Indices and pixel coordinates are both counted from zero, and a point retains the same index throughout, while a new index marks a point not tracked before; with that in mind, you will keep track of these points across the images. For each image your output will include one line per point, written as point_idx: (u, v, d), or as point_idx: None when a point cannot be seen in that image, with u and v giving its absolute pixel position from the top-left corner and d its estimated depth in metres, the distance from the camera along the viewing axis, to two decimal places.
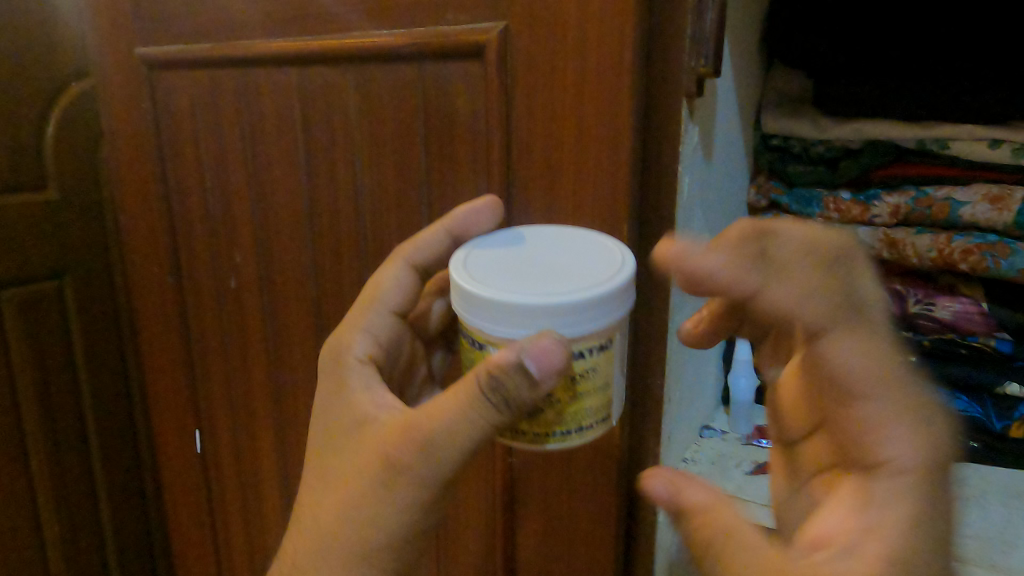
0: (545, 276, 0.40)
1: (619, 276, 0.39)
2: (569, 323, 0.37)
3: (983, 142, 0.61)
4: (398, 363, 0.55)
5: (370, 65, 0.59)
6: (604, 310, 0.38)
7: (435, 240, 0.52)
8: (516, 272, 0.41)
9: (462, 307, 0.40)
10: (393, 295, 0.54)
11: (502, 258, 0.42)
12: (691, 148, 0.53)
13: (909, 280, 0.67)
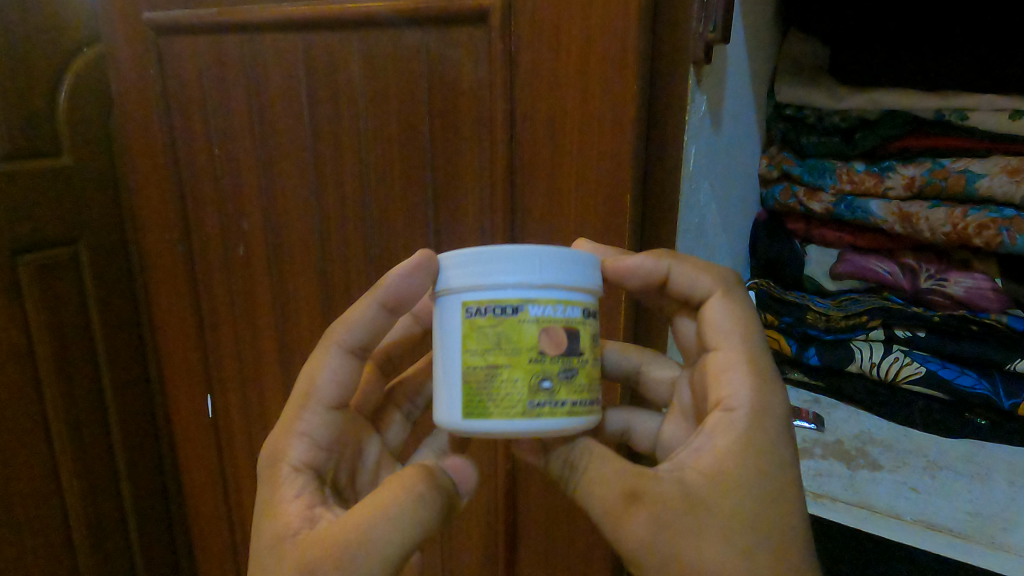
0: None
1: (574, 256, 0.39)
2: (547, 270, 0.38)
3: (1004, 114, 0.59)
4: (341, 466, 0.49)
5: (372, 30, 0.59)
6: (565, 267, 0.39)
7: (367, 313, 0.46)
8: None
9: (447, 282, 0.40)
10: (328, 388, 0.47)
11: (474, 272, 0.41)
12: (698, 117, 0.52)
13: (923, 255, 0.66)
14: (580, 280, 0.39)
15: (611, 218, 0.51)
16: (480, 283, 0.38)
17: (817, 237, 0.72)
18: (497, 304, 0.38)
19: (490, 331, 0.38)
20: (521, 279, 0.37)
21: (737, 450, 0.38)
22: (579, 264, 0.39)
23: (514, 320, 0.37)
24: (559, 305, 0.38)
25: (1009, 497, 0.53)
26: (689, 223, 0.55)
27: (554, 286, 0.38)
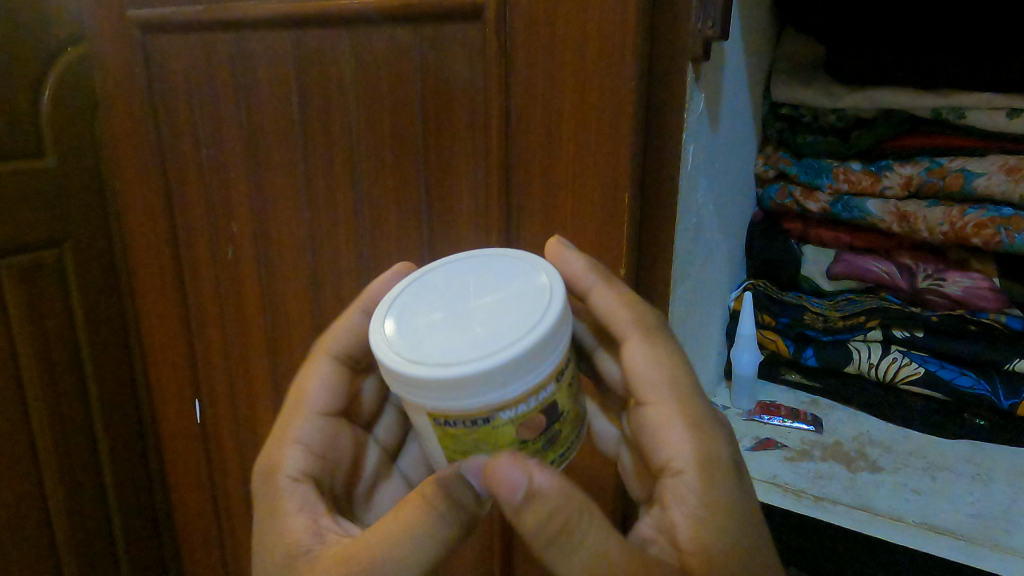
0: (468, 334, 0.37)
1: (537, 340, 0.36)
2: (509, 383, 0.35)
3: (1002, 112, 0.58)
4: (339, 473, 0.50)
5: (364, 27, 0.57)
6: (527, 366, 0.35)
7: (352, 322, 0.50)
8: (446, 332, 0.38)
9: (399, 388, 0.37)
10: (321, 395, 0.49)
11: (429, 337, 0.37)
12: (697, 115, 0.51)
13: (921, 255, 0.65)
14: (539, 374, 0.36)
15: (610, 218, 0.50)
16: (438, 409, 0.36)
17: (814, 237, 0.70)
18: (462, 420, 0.36)
19: (470, 439, 0.37)
20: (476, 400, 0.35)
21: (707, 523, 0.38)
22: (530, 363, 0.35)
23: (488, 427, 0.36)
24: (532, 397, 0.36)
25: (1011, 498, 0.52)
26: (687, 223, 0.54)
27: (513, 394, 0.35)
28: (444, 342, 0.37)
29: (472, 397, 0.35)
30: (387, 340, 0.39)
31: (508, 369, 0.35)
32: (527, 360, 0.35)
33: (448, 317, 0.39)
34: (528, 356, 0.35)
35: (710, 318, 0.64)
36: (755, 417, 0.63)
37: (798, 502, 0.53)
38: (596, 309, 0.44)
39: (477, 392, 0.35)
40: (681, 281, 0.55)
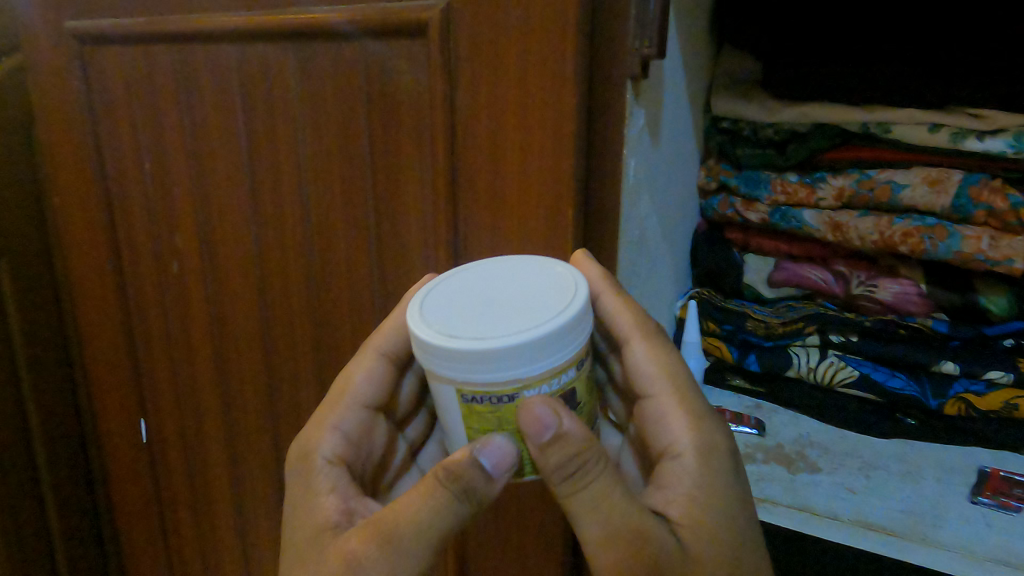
0: (498, 314, 0.38)
1: (566, 325, 0.36)
2: (536, 362, 0.36)
3: (924, 127, 0.61)
4: (370, 462, 0.51)
5: (309, 41, 0.57)
6: (554, 348, 0.36)
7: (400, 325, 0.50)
8: (474, 313, 0.38)
9: (428, 360, 0.38)
10: (365, 389, 0.50)
11: (459, 315, 0.38)
12: (638, 129, 0.52)
13: (854, 262, 0.67)
14: (562, 356, 0.37)
15: (554, 230, 0.51)
16: (468, 384, 0.36)
17: (754, 246, 0.73)
18: (489, 397, 0.37)
19: (493, 416, 0.38)
20: (503, 378, 0.36)
21: (700, 500, 0.41)
22: (556, 345, 0.36)
23: (512, 405, 0.37)
24: (555, 380, 0.37)
25: (938, 494, 0.55)
26: (631, 236, 0.56)
27: (540, 372, 0.36)
28: (476, 320, 0.37)
29: (500, 372, 0.35)
30: (421, 318, 0.39)
31: (538, 345, 0.35)
32: (555, 342, 0.36)
33: (477, 304, 0.39)
34: (556, 338, 0.36)
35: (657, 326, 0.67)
36: None
37: None
38: (601, 308, 0.46)
39: (505, 367, 0.35)
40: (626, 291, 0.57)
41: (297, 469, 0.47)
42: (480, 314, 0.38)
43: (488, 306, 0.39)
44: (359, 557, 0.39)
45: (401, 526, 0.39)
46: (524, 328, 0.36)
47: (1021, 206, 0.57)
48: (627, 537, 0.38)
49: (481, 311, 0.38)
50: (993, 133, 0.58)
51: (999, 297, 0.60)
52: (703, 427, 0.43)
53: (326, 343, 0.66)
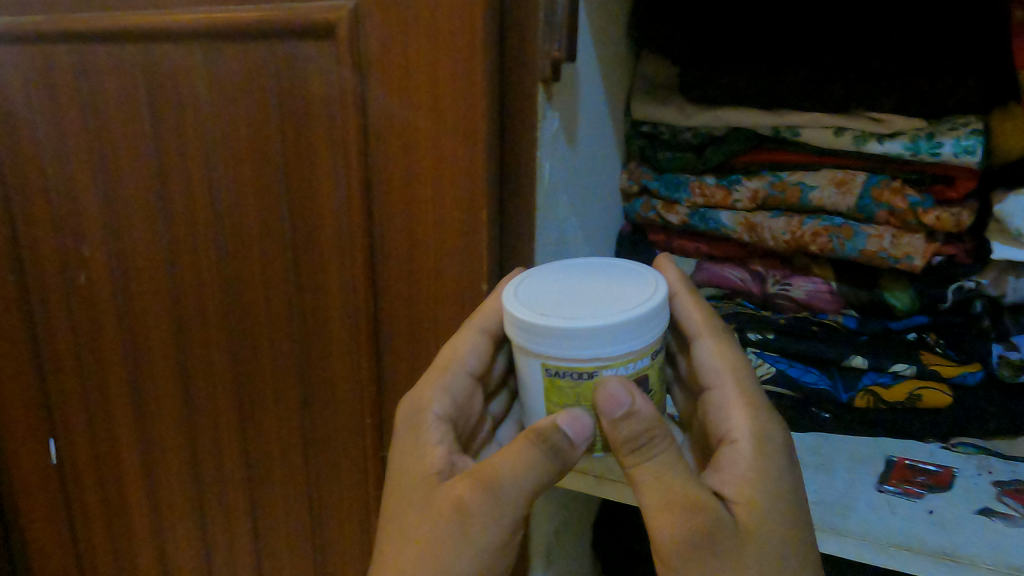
0: (586, 301, 0.41)
1: (651, 313, 0.39)
2: (619, 344, 0.39)
3: (829, 131, 0.63)
4: (468, 426, 0.50)
5: (217, 41, 0.56)
6: (635, 333, 0.39)
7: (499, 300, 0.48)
8: (559, 299, 0.41)
9: (515, 337, 0.40)
10: (471, 358, 0.48)
11: (547, 300, 0.41)
12: (552, 132, 0.53)
13: (770, 262, 0.70)
14: (642, 342, 0.39)
15: (469, 233, 0.50)
16: (552, 357, 0.40)
17: (676, 247, 0.74)
18: (573, 372, 0.40)
19: (572, 392, 0.41)
20: (589, 357, 0.39)
21: (754, 481, 0.40)
22: (637, 331, 0.39)
23: (591, 382, 0.40)
24: (634, 362, 0.40)
25: (848, 483, 0.57)
26: (549, 238, 0.56)
27: (621, 353, 0.39)
28: (563, 302, 0.40)
29: (585, 350, 0.38)
30: (513, 299, 0.42)
31: (622, 329, 0.38)
32: (640, 326, 0.39)
33: (566, 292, 0.42)
34: (639, 324, 0.39)
35: None
36: None
37: None
38: (676, 307, 0.49)
39: (591, 346, 0.38)
40: None
41: (406, 418, 0.47)
42: (565, 298, 0.41)
43: (575, 292, 0.42)
44: (471, 508, 0.40)
45: (498, 469, 0.40)
46: (611, 313, 0.39)
47: (918, 206, 0.59)
48: (680, 511, 0.38)
49: (566, 298, 0.41)
50: (892, 136, 0.61)
51: (901, 292, 0.62)
52: (767, 423, 0.43)
53: (243, 352, 0.64)
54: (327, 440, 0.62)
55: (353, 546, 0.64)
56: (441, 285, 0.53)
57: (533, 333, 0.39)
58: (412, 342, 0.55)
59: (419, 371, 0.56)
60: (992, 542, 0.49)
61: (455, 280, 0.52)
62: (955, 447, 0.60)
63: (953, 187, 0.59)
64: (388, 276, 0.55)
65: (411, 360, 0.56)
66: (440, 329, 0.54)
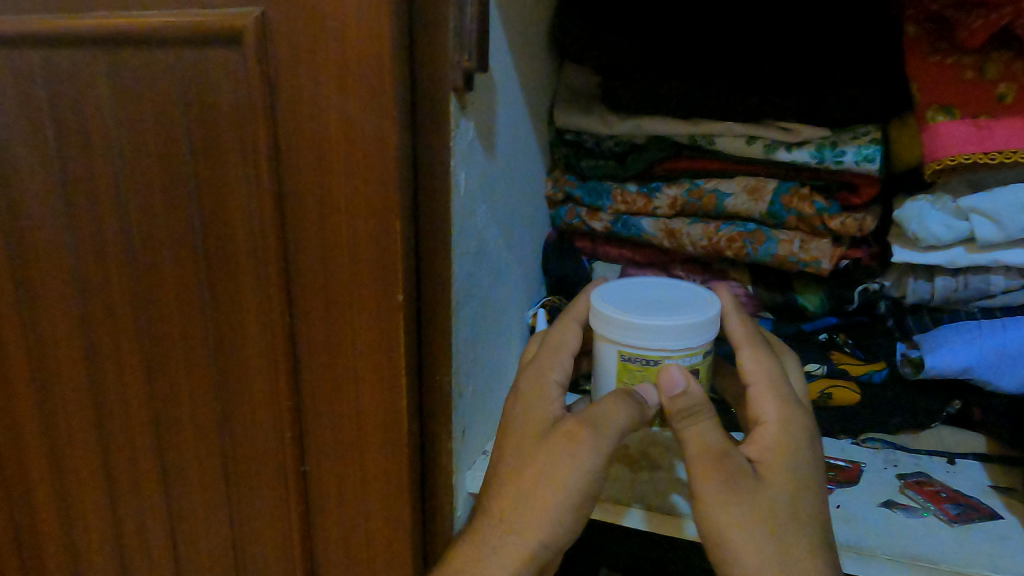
0: (665, 305, 0.51)
1: (708, 318, 0.49)
2: (679, 339, 0.48)
3: (741, 140, 0.65)
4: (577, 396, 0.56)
5: (121, 46, 0.54)
6: (697, 332, 0.49)
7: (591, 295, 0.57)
8: (651, 302, 0.51)
9: (603, 326, 0.51)
10: (574, 339, 0.55)
11: (639, 301, 0.51)
12: (466, 142, 0.53)
13: (691, 268, 0.72)
14: (699, 341, 0.49)
15: (383, 243, 0.50)
16: (626, 345, 0.50)
17: (602, 254, 0.76)
18: (641, 358, 0.50)
19: (641, 372, 0.50)
20: (654, 347, 0.49)
21: (781, 453, 0.47)
22: (699, 331, 0.49)
23: (655, 366, 0.50)
24: (690, 356, 0.50)
25: None
26: (468, 246, 0.56)
27: (679, 347, 0.49)
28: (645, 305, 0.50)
29: (656, 340, 0.48)
30: (601, 299, 0.52)
31: (686, 328, 0.48)
32: (692, 327, 0.48)
33: (653, 300, 0.52)
34: (697, 323, 0.48)
35: (507, 335, 0.67)
36: None
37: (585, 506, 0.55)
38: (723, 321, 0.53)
39: (658, 337, 0.48)
40: (466, 303, 0.56)
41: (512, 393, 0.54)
42: (649, 303, 0.51)
43: (651, 299, 0.52)
44: (579, 444, 0.47)
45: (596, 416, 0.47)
46: (683, 315, 0.49)
47: (825, 212, 0.62)
48: (716, 477, 0.45)
49: (654, 303, 0.51)
50: (799, 145, 0.63)
51: (812, 295, 0.65)
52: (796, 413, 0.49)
53: (157, 368, 0.62)
54: (247, 456, 0.61)
55: (276, 563, 0.63)
56: (356, 296, 0.52)
57: (617, 323, 0.49)
58: (330, 355, 0.54)
59: (339, 383, 0.55)
60: (892, 532, 0.51)
61: (371, 291, 0.51)
62: (865, 442, 0.63)
63: (856, 195, 0.63)
64: (304, 288, 0.54)
65: (330, 372, 0.55)
66: (357, 341, 0.53)
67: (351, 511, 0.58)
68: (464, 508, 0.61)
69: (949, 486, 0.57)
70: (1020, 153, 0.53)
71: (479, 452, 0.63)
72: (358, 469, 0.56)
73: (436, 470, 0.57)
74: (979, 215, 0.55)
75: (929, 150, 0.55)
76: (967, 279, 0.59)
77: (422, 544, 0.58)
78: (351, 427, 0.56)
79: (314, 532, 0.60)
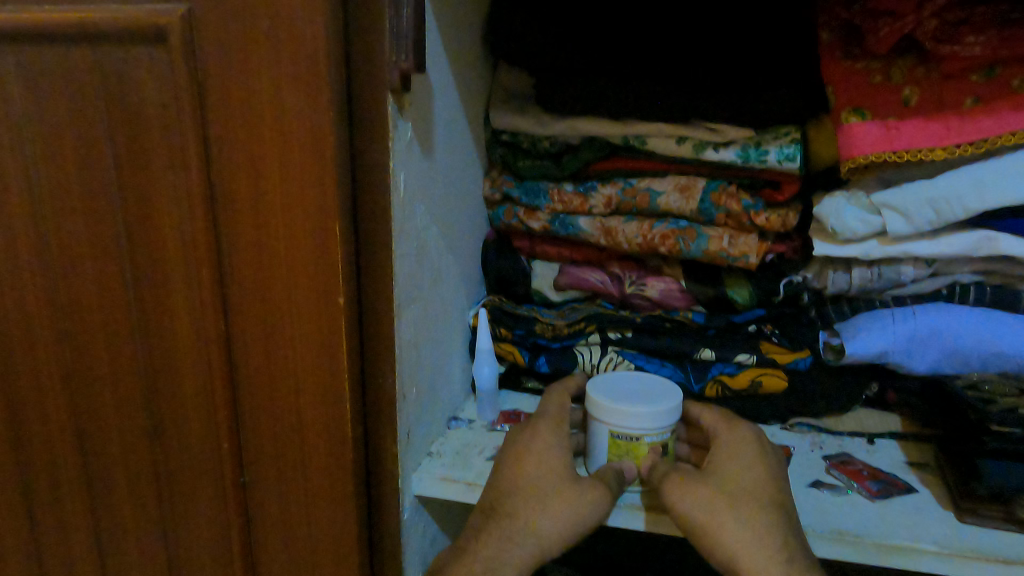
0: (638, 393, 0.58)
1: (672, 404, 0.56)
2: (645, 422, 0.55)
3: (672, 140, 0.68)
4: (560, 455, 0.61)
5: (33, 42, 0.51)
6: (662, 416, 0.55)
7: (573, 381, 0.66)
8: (627, 391, 0.58)
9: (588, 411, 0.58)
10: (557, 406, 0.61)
11: (619, 388, 0.59)
12: (405, 144, 0.52)
13: (626, 264, 0.73)
14: (665, 423, 0.56)
15: (322, 247, 0.49)
16: (617, 425, 0.56)
17: (541, 252, 0.76)
18: (627, 435, 0.56)
19: (620, 449, 0.57)
20: (627, 428, 0.56)
21: (772, 496, 0.50)
22: (664, 417, 0.55)
23: (631, 443, 0.56)
24: (658, 436, 0.56)
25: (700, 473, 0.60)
26: (409, 247, 0.55)
27: (659, 427, 0.56)
28: (626, 393, 0.57)
29: (627, 423, 0.55)
30: (591, 386, 0.60)
31: (652, 414, 0.55)
32: (657, 413, 0.55)
33: (631, 389, 0.59)
34: (676, 406, 0.56)
35: (449, 336, 0.67)
36: (497, 427, 0.68)
37: None
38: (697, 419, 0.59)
39: (628, 421, 0.55)
40: (408, 305, 0.56)
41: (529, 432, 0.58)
42: (637, 392, 0.58)
43: (632, 386, 0.60)
44: (597, 498, 0.53)
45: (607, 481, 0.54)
46: (650, 402, 0.56)
47: (752, 208, 0.65)
48: (723, 525, 0.48)
49: (632, 391, 0.59)
50: (725, 145, 0.66)
51: (741, 287, 0.68)
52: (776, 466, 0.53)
53: (80, 383, 0.58)
54: (183, 471, 0.58)
55: None
56: (296, 303, 0.51)
57: (596, 408, 0.57)
58: (269, 362, 0.53)
59: (279, 391, 0.54)
60: (821, 511, 0.54)
61: (312, 295, 0.50)
62: (793, 426, 0.67)
63: (779, 192, 0.66)
64: (241, 295, 0.52)
65: (271, 381, 0.54)
66: (297, 346, 0.52)
67: (295, 522, 0.57)
68: (409, 510, 0.60)
69: (870, 464, 0.61)
70: (925, 154, 0.57)
71: (425, 454, 0.63)
72: (301, 477, 0.55)
73: (382, 473, 0.57)
74: (890, 210, 0.59)
75: (844, 149, 0.59)
76: (881, 270, 0.63)
77: (370, 550, 0.58)
78: (294, 435, 0.54)
79: (255, 545, 0.59)
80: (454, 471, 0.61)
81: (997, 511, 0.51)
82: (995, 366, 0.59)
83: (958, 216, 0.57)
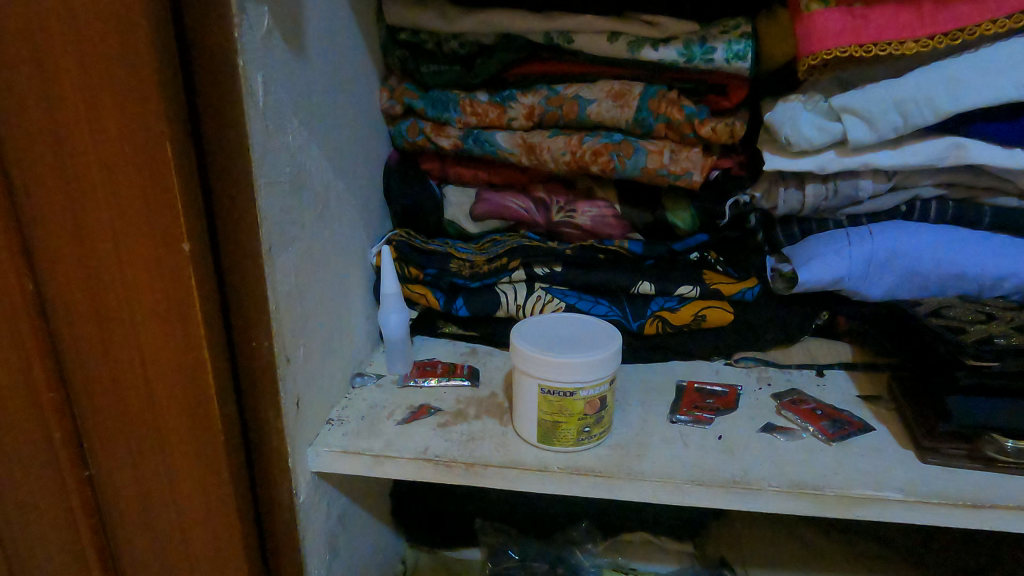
0: (570, 342, 0.49)
1: (608, 351, 0.47)
2: (578, 375, 0.47)
3: (604, 37, 0.56)
4: None
5: None
6: (598, 366, 0.47)
7: None
8: (557, 339, 0.50)
9: (515, 362, 0.49)
10: None
11: (548, 337, 0.50)
12: (260, 36, 0.39)
13: (553, 187, 0.63)
14: (602, 374, 0.47)
15: (150, 178, 0.37)
16: (548, 379, 0.47)
17: (454, 176, 0.65)
18: (559, 390, 0.47)
19: (551, 408, 0.48)
20: (559, 381, 0.47)
21: None
22: (599, 369, 0.47)
23: (564, 399, 0.48)
24: (596, 389, 0.48)
25: (642, 421, 0.53)
26: (280, 173, 0.43)
27: (597, 379, 0.47)
28: (559, 343, 0.49)
29: (558, 376, 0.47)
30: (517, 334, 0.50)
31: (586, 365, 0.46)
32: (591, 364, 0.46)
33: (561, 337, 0.50)
34: (613, 354, 0.48)
35: (346, 281, 0.56)
36: (410, 382, 0.58)
37: (451, 472, 0.49)
38: None
39: (560, 375, 0.47)
40: (284, 247, 0.44)
41: None
42: (569, 340, 0.50)
43: (564, 333, 0.51)
44: None
45: None
46: (585, 351, 0.47)
47: (695, 116, 0.56)
48: None
49: (563, 338, 0.50)
50: (665, 43, 0.55)
51: (683, 212, 0.59)
52: None
53: None
54: None
55: None
56: (126, 252, 0.39)
57: (524, 360, 0.48)
58: (100, 326, 0.41)
59: (119, 366, 0.42)
60: (776, 462, 0.48)
61: (143, 242, 0.38)
62: (738, 362, 0.61)
63: (725, 97, 0.57)
64: (52, 247, 0.39)
65: (107, 352, 0.42)
66: (135, 305, 0.40)
67: (158, 514, 0.46)
68: (308, 490, 0.51)
69: (823, 401, 0.55)
70: (896, 47, 0.49)
71: (323, 423, 0.53)
72: (162, 463, 0.44)
73: (267, 452, 0.47)
74: (852, 115, 0.51)
75: (803, 43, 0.50)
76: (837, 186, 0.55)
77: (259, 538, 0.49)
78: (147, 414, 0.43)
79: (117, 543, 0.48)
80: (358, 441, 0.51)
81: (961, 449, 0.47)
82: (952, 288, 0.55)
83: (927, 120, 0.49)
